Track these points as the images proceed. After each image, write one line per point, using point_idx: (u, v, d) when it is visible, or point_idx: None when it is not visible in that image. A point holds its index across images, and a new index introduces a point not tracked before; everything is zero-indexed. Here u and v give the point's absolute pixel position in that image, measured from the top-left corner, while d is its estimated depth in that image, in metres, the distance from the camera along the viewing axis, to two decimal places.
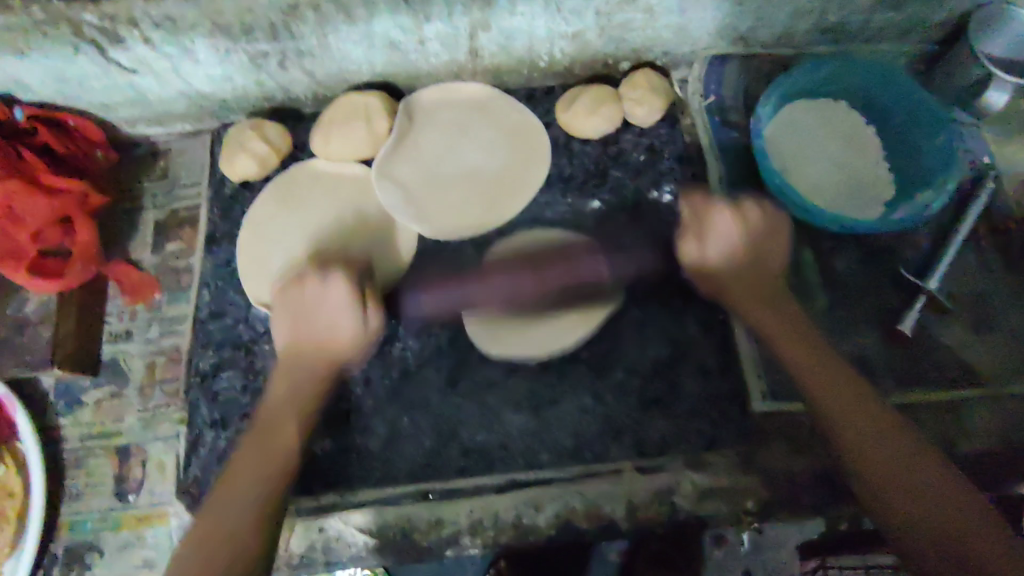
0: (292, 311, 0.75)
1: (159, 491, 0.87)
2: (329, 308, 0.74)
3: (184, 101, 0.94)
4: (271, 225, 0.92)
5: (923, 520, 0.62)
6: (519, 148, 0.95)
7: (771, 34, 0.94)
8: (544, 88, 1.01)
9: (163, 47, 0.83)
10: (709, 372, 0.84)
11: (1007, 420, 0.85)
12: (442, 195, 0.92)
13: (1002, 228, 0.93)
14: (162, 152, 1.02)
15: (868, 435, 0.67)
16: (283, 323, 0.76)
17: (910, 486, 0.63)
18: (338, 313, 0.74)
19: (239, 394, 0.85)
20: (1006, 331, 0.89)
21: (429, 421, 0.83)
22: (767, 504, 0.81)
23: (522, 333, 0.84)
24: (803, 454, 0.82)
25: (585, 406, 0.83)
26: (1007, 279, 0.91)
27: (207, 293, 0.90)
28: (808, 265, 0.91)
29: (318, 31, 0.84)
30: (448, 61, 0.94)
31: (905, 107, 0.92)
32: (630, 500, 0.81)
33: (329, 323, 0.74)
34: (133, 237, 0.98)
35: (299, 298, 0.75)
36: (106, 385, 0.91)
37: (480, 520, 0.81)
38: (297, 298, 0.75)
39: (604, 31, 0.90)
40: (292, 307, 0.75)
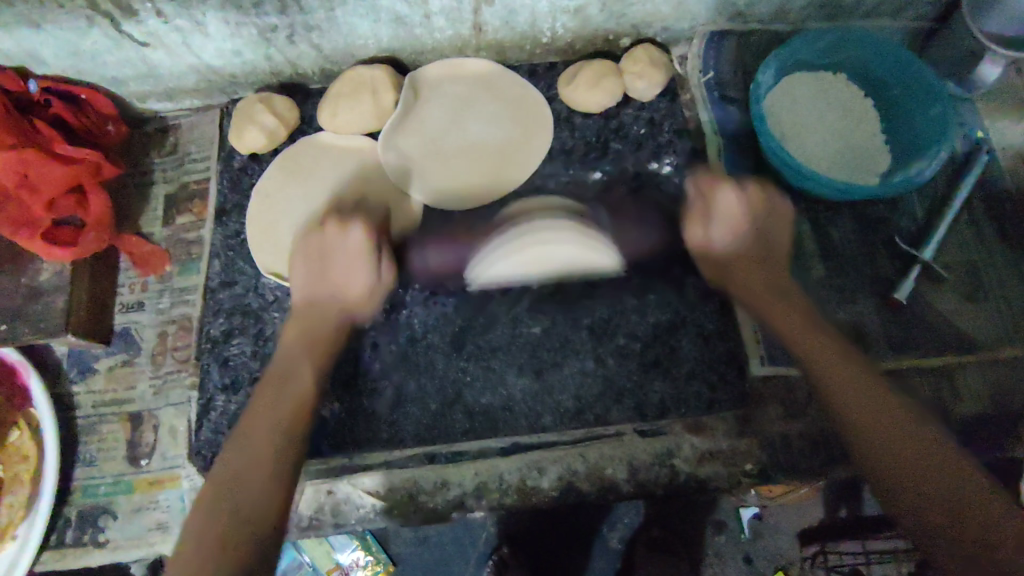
0: (308, 253, 0.81)
1: (172, 455, 0.89)
2: (347, 252, 0.80)
3: (193, 75, 0.96)
4: (279, 192, 0.94)
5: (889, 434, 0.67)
6: (525, 120, 0.96)
7: (769, 8, 0.96)
8: (546, 64, 1.02)
9: (174, 19, 0.84)
10: (709, 338, 0.86)
11: (998, 382, 0.88)
12: (447, 167, 0.94)
13: (994, 199, 0.95)
14: (170, 127, 1.04)
15: (871, 407, 0.69)
16: (300, 266, 0.81)
17: (909, 456, 0.65)
18: (351, 264, 0.80)
19: (249, 359, 0.87)
20: (999, 298, 0.91)
21: (435, 384, 0.85)
22: (764, 466, 0.84)
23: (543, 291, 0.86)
24: (792, 420, 0.85)
25: (587, 369, 0.85)
26: (1001, 249, 0.93)
27: (217, 262, 0.92)
28: (805, 235, 0.93)
29: (326, 4, 0.85)
30: (453, 36, 0.95)
31: (903, 80, 0.94)
32: (631, 461, 0.85)
33: (348, 264, 0.80)
34: (143, 210, 1.00)
35: (320, 237, 0.81)
36: (119, 354, 0.93)
37: (485, 482, 0.85)
38: (316, 241, 0.81)
39: (605, 5, 0.92)
40: (309, 250, 0.81)
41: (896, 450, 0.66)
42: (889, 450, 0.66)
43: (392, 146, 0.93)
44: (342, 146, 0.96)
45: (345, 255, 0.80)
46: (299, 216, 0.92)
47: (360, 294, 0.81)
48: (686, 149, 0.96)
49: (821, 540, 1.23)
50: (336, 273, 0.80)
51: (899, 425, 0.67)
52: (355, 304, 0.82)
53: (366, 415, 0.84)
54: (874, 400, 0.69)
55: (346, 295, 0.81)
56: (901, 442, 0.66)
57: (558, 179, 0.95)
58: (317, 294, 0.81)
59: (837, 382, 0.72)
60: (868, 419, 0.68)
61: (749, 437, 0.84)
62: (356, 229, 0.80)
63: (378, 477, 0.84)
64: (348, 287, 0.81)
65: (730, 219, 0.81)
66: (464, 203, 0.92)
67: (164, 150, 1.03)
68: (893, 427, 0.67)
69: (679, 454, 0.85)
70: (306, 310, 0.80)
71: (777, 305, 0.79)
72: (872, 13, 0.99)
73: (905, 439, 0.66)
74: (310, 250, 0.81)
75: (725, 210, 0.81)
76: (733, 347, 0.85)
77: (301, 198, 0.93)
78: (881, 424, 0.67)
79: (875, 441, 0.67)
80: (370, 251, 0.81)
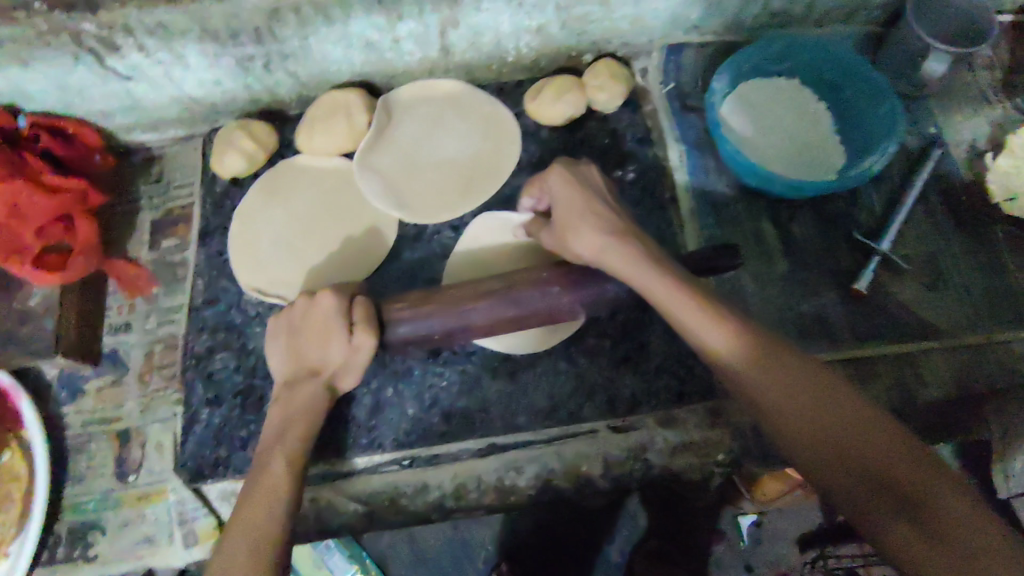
0: (288, 333, 0.83)
1: (158, 470, 0.92)
2: (315, 323, 0.81)
3: (176, 106, 1.01)
4: (261, 210, 0.98)
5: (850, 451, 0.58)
6: (494, 135, 1.01)
7: (721, 22, 1.01)
8: (513, 82, 1.07)
9: (156, 53, 0.89)
10: (675, 334, 0.88)
11: (962, 366, 0.90)
12: (421, 182, 0.99)
13: (953, 189, 0.99)
14: (156, 156, 1.08)
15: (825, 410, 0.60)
16: (282, 348, 0.83)
17: (878, 470, 0.56)
18: (325, 341, 0.79)
19: (232, 373, 0.90)
20: (959, 286, 0.93)
21: (412, 390, 0.87)
22: (737, 456, 0.87)
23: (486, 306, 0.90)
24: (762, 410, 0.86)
25: (559, 369, 0.87)
26: (959, 238, 0.96)
27: (201, 281, 0.96)
28: (768, 234, 0.96)
29: (300, 33, 0.90)
30: (422, 58, 1.00)
31: (854, 82, 0.99)
32: (606, 458, 0.87)
33: (321, 339, 0.80)
34: (130, 236, 1.04)
35: (292, 313, 0.84)
36: (107, 374, 0.96)
37: (463, 483, 0.88)
38: (289, 320, 0.84)
39: (566, 24, 0.96)
40: (291, 330, 0.83)
41: (880, 497, 0.55)
42: (855, 467, 0.57)
43: (367, 165, 0.98)
44: (318, 167, 1.00)
45: (316, 326, 0.81)
46: (276, 234, 0.96)
47: (336, 363, 0.79)
48: (649, 159, 1.01)
49: (822, 544, 1.23)
50: (312, 344, 0.81)
51: (883, 466, 0.56)
52: (333, 370, 0.80)
53: (345, 421, 0.86)
54: (843, 431, 0.59)
55: (325, 362, 0.80)
56: (886, 480, 0.55)
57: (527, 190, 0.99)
58: (299, 365, 0.81)
59: (794, 417, 0.61)
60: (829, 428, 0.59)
61: (722, 430, 0.87)
62: (324, 295, 0.81)
63: (360, 482, 0.87)
64: (323, 355, 0.80)
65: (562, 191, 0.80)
66: (437, 214, 0.97)
67: (149, 179, 1.07)
68: (874, 458, 0.57)
69: (653, 447, 0.87)
70: (290, 387, 0.81)
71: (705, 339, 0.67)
72: (822, 20, 1.04)
73: (890, 477, 0.55)
74: (289, 326, 0.84)
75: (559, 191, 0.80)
76: None
77: (283, 216, 0.97)
78: (868, 454, 0.57)
79: (855, 462, 0.57)
80: (338, 321, 0.79)
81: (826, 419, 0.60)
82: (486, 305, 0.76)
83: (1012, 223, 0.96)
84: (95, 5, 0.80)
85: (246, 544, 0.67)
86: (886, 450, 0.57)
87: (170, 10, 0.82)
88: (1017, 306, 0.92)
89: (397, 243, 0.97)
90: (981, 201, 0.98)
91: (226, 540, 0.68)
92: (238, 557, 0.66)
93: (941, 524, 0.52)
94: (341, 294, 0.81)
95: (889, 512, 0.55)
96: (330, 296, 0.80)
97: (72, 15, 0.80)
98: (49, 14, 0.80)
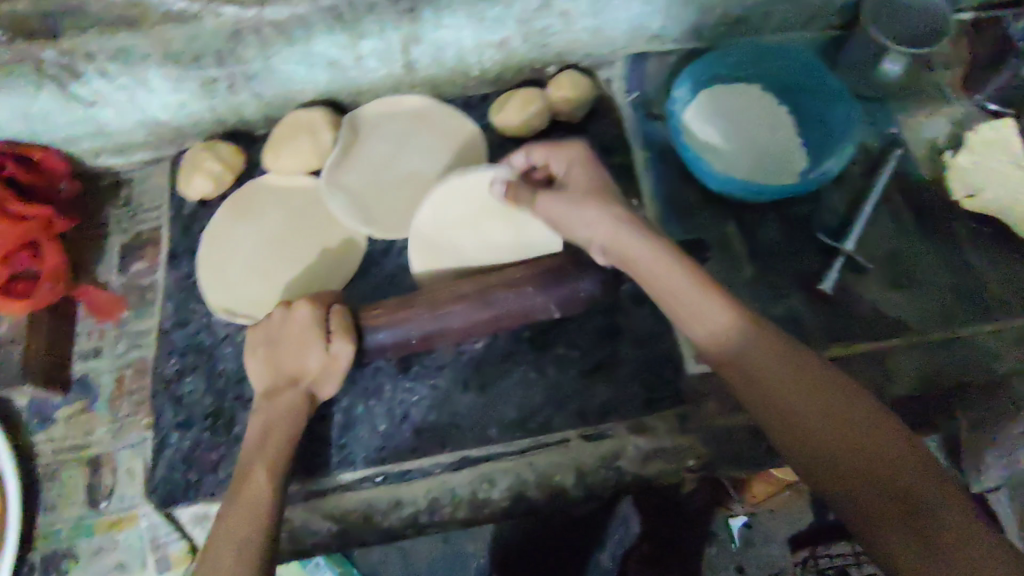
0: (265, 343, 0.84)
1: (130, 495, 0.92)
2: (292, 334, 0.82)
3: (142, 130, 1.01)
4: (226, 227, 0.98)
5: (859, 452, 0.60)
6: (463, 148, 1.01)
7: (681, 30, 1.03)
8: (479, 95, 1.09)
9: (119, 78, 0.89)
10: (643, 340, 0.89)
11: (928, 361, 0.91)
12: (389, 198, 0.99)
13: (913, 188, 1.00)
14: (125, 180, 1.08)
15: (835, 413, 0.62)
16: (259, 358, 0.84)
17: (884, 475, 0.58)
18: (302, 351, 0.81)
19: (202, 395, 0.90)
20: (923, 282, 0.94)
21: (383, 406, 0.87)
22: (706, 459, 0.89)
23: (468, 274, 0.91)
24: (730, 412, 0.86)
25: (530, 380, 0.87)
26: (921, 235, 0.97)
27: (171, 303, 0.96)
28: (734, 238, 0.97)
29: (262, 54, 0.90)
30: (387, 75, 1.01)
31: (812, 86, 1.00)
32: (579, 467, 0.89)
33: (297, 347, 0.82)
34: (99, 261, 1.04)
35: (268, 324, 0.85)
36: (78, 400, 0.96)
37: (437, 497, 0.90)
38: (265, 331, 0.85)
39: (527, 37, 0.98)
40: (267, 340, 0.84)
41: (876, 499, 0.58)
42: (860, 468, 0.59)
43: (334, 183, 0.97)
44: (286, 186, 1.00)
45: (292, 336, 0.82)
46: (245, 256, 0.96)
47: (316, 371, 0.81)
48: (615, 167, 1.02)
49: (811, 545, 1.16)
50: (288, 355, 0.82)
51: (888, 474, 0.58)
52: (311, 381, 0.82)
53: (316, 440, 0.86)
54: (851, 435, 0.61)
55: (303, 371, 0.82)
56: (884, 483, 0.58)
57: None
58: (277, 375, 0.83)
59: (797, 417, 0.64)
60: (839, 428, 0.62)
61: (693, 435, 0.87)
62: (300, 305, 0.83)
63: (334, 500, 0.88)
64: (301, 364, 0.81)
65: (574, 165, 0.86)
66: (406, 229, 0.96)
67: (117, 203, 1.07)
68: (875, 462, 0.59)
69: (624, 455, 0.88)
70: (270, 396, 0.82)
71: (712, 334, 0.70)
72: (781, 26, 1.06)
73: (889, 481, 0.58)
74: (265, 337, 0.85)
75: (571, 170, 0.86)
76: (670, 348, 0.87)
77: (249, 233, 0.97)
78: (875, 459, 0.59)
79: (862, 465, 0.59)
80: (316, 331, 0.81)
81: (829, 420, 0.62)
82: (463, 306, 0.80)
83: (972, 219, 0.98)
84: (54, 33, 0.80)
85: (234, 543, 0.67)
86: (890, 456, 0.59)
87: (132, 36, 0.83)
88: (979, 302, 0.93)
89: (365, 260, 0.98)
90: (941, 199, 0.99)
91: (216, 539, 0.68)
92: (223, 557, 0.65)
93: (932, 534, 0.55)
94: (317, 305, 0.84)
95: (884, 515, 0.57)
96: (308, 306, 0.83)
97: (33, 42, 0.80)
98: (9, 42, 0.80)
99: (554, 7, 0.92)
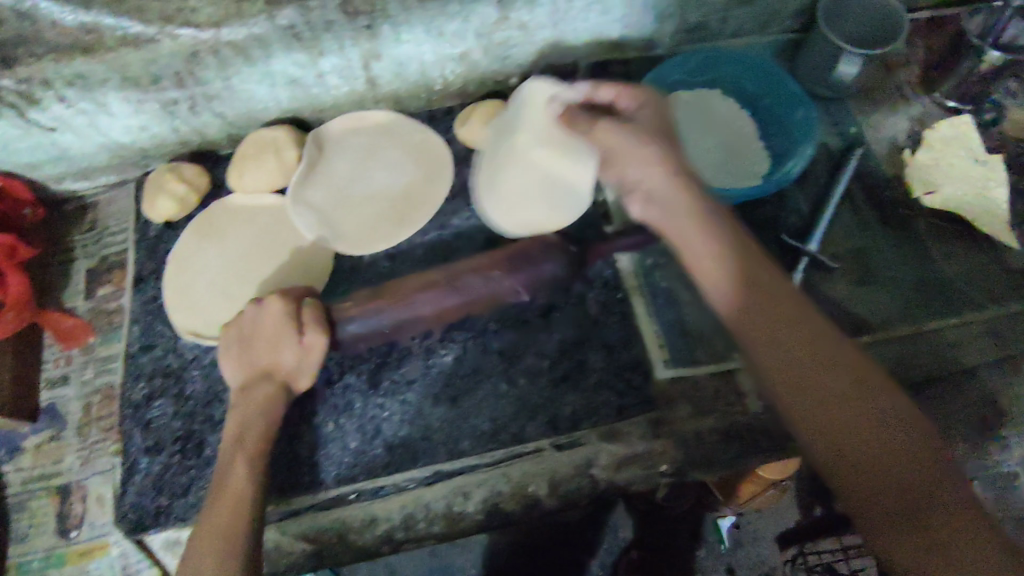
0: (239, 339, 0.84)
1: (100, 523, 0.91)
2: (266, 329, 0.83)
3: (105, 153, 1.00)
4: (197, 238, 0.98)
5: (861, 436, 0.58)
6: (429, 160, 1.02)
7: (642, 38, 1.04)
8: (444, 108, 1.09)
9: (78, 103, 0.89)
10: (612, 348, 0.90)
11: (899, 356, 0.91)
12: (355, 213, 0.98)
13: (873, 189, 1.02)
14: (90, 205, 1.08)
15: (839, 390, 0.60)
16: (232, 357, 0.84)
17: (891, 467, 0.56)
18: (277, 347, 0.82)
19: (170, 420, 0.89)
20: (887, 277, 0.95)
21: (354, 423, 0.88)
22: (681, 465, 0.86)
23: (518, 214, 0.94)
24: (704, 417, 0.86)
25: (500, 392, 0.89)
26: (885, 232, 0.99)
27: (138, 327, 0.95)
28: None
29: (222, 74, 0.90)
30: (349, 91, 1.01)
31: (769, 91, 1.01)
32: (552, 475, 0.87)
33: (272, 343, 0.83)
34: (65, 287, 1.02)
35: (241, 322, 0.85)
36: (46, 429, 0.95)
37: (410, 513, 0.87)
38: (238, 329, 0.85)
39: (488, 50, 0.99)
40: (241, 338, 0.85)
41: (891, 513, 0.56)
42: (865, 456, 0.57)
43: (299, 200, 0.97)
44: (251, 204, 1.00)
45: (267, 332, 0.83)
46: (211, 276, 0.95)
47: (290, 366, 0.82)
48: None
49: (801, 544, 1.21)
50: (262, 349, 0.83)
51: (893, 463, 0.56)
52: (286, 373, 0.82)
53: (289, 460, 0.87)
54: (857, 418, 0.58)
55: (277, 367, 0.82)
56: (901, 499, 0.55)
57: (462, 215, 1.00)
58: (251, 373, 0.83)
59: (806, 388, 0.61)
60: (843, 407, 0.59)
61: (666, 441, 0.87)
62: (273, 301, 0.84)
63: (304, 519, 0.86)
64: (275, 360, 0.82)
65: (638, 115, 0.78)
66: (372, 244, 0.96)
67: (82, 228, 1.06)
68: (877, 449, 0.57)
69: (597, 462, 0.87)
70: (244, 394, 0.81)
71: (742, 315, 0.66)
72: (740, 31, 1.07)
73: (908, 499, 0.55)
74: (240, 334, 0.85)
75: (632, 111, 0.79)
76: (637, 355, 0.89)
77: (221, 242, 0.98)
78: (877, 449, 0.57)
79: (863, 448, 0.57)
80: (290, 325, 0.82)
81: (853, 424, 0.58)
82: (432, 294, 0.86)
83: (936, 216, 0.99)
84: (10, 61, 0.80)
85: (225, 541, 0.68)
86: (914, 473, 0.55)
87: (89, 61, 0.83)
88: (951, 297, 0.93)
89: (333, 276, 0.96)
90: (903, 196, 1.02)
91: (198, 538, 0.69)
92: (208, 561, 0.67)
93: (935, 532, 0.53)
94: (290, 300, 0.84)
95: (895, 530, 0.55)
96: (282, 301, 0.83)
97: None
98: None
99: (513, 19, 0.93)
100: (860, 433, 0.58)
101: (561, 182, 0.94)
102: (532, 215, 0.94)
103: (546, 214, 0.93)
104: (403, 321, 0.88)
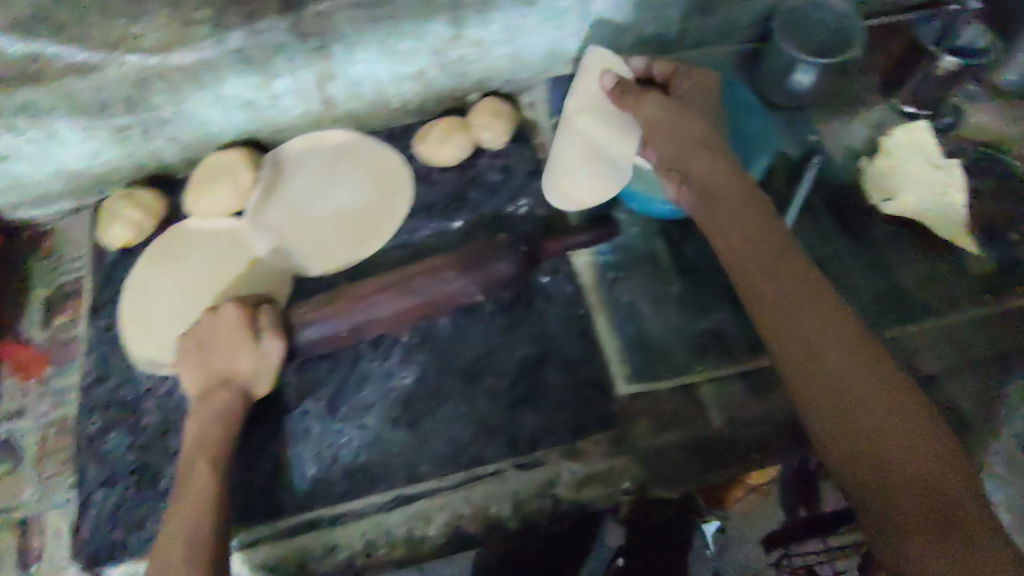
0: (193, 345, 0.84)
1: (58, 560, 0.89)
2: (222, 334, 0.83)
3: (60, 181, 0.99)
4: (154, 253, 0.98)
5: (848, 386, 0.65)
6: (381, 180, 1.03)
7: (597, 53, 1.07)
8: (405, 126, 1.11)
9: (28, 132, 0.88)
10: (572, 363, 0.92)
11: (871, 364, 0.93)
12: (316, 233, 0.98)
13: (839, 195, 1.08)
14: (47, 232, 1.07)
15: (836, 344, 0.67)
16: (189, 366, 0.84)
17: (872, 415, 0.63)
18: (234, 352, 0.83)
19: (129, 449, 0.88)
20: (846, 284, 1.00)
21: (312, 447, 0.89)
22: (644, 482, 0.90)
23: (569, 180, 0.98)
24: (669, 433, 0.88)
25: (460, 412, 0.91)
26: (843, 240, 1.04)
27: (93, 357, 0.95)
28: (661, 255, 1.00)
29: (174, 99, 0.90)
30: (306, 112, 1.01)
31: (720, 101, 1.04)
32: (514, 498, 0.89)
33: (228, 348, 0.83)
34: (23, 317, 1.01)
35: (197, 327, 0.85)
36: (4, 462, 0.93)
37: (373, 539, 0.87)
38: (194, 335, 0.85)
39: (444, 67, 1.01)
40: (195, 344, 0.84)
41: (867, 449, 0.61)
42: (854, 401, 0.64)
43: (257, 225, 0.97)
44: (207, 228, 0.99)
45: (221, 337, 0.83)
46: (169, 303, 0.94)
47: (246, 371, 0.82)
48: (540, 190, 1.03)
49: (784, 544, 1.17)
50: (220, 356, 0.83)
51: (875, 413, 0.63)
52: (243, 380, 0.83)
53: (245, 488, 0.86)
54: (847, 373, 0.65)
55: (234, 372, 0.83)
56: (901, 465, 0.59)
57: (420, 234, 1.01)
58: (209, 381, 0.83)
59: (810, 333, 0.69)
60: (839, 357, 0.67)
61: (628, 455, 0.88)
62: (229, 307, 0.84)
63: (264, 551, 0.85)
64: (233, 367, 0.83)
65: (693, 94, 0.90)
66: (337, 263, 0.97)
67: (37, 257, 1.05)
68: (856, 398, 0.64)
69: (559, 481, 0.88)
70: (202, 399, 0.81)
71: (761, 260, 0.75)
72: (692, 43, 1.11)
73: (905, 467, 0.59)
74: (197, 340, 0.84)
75: (688, 91, 0.91)
76: (597, 371, 0.92)
77: (180, 259, 0.97)
78: (858, 396, 0.64)
79: (852, 391, 0.64)
80: (246, 331, 0.83)
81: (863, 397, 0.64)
82: (387, 297, 0.87)
83: (892, 221, 1.06)
84: None
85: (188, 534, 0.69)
86: (916, 444, 0.60)
87: (38, 91, 0.82)
88: (907, 304, 0.99)
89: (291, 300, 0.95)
90: (856, 211, 1.06)
91: (162, 534, 0.70)
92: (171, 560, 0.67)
93: (903, 487, 0.58)
94: (246, 307, 0.85)
95: (890, 494, 0.59)
96: (238, 307, 0.84)
97: None
98: None
99: (467, 38, 0.96)
100: (849, 385, 0.65)
101: (610, 153, 0.95)
102: (582, 188, 0.97)
103: (595, 186, 0.96)
104: (360, 326, 0.88)
